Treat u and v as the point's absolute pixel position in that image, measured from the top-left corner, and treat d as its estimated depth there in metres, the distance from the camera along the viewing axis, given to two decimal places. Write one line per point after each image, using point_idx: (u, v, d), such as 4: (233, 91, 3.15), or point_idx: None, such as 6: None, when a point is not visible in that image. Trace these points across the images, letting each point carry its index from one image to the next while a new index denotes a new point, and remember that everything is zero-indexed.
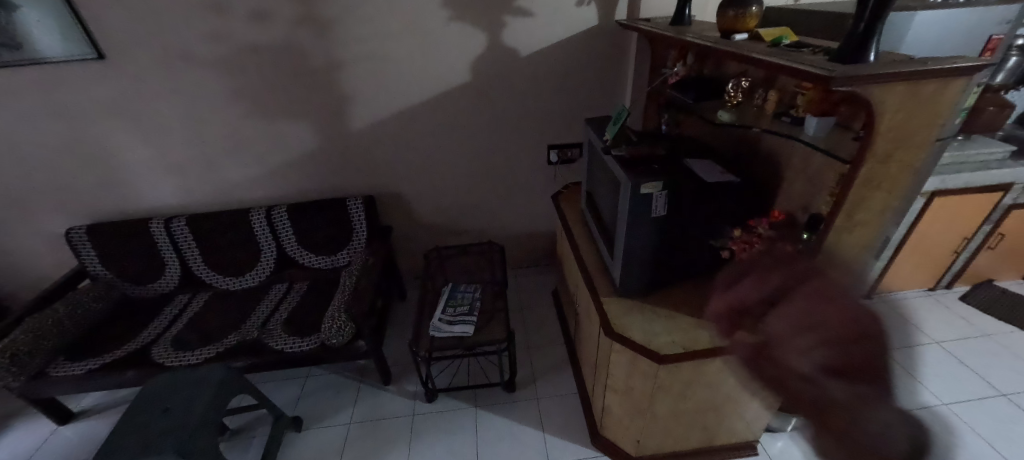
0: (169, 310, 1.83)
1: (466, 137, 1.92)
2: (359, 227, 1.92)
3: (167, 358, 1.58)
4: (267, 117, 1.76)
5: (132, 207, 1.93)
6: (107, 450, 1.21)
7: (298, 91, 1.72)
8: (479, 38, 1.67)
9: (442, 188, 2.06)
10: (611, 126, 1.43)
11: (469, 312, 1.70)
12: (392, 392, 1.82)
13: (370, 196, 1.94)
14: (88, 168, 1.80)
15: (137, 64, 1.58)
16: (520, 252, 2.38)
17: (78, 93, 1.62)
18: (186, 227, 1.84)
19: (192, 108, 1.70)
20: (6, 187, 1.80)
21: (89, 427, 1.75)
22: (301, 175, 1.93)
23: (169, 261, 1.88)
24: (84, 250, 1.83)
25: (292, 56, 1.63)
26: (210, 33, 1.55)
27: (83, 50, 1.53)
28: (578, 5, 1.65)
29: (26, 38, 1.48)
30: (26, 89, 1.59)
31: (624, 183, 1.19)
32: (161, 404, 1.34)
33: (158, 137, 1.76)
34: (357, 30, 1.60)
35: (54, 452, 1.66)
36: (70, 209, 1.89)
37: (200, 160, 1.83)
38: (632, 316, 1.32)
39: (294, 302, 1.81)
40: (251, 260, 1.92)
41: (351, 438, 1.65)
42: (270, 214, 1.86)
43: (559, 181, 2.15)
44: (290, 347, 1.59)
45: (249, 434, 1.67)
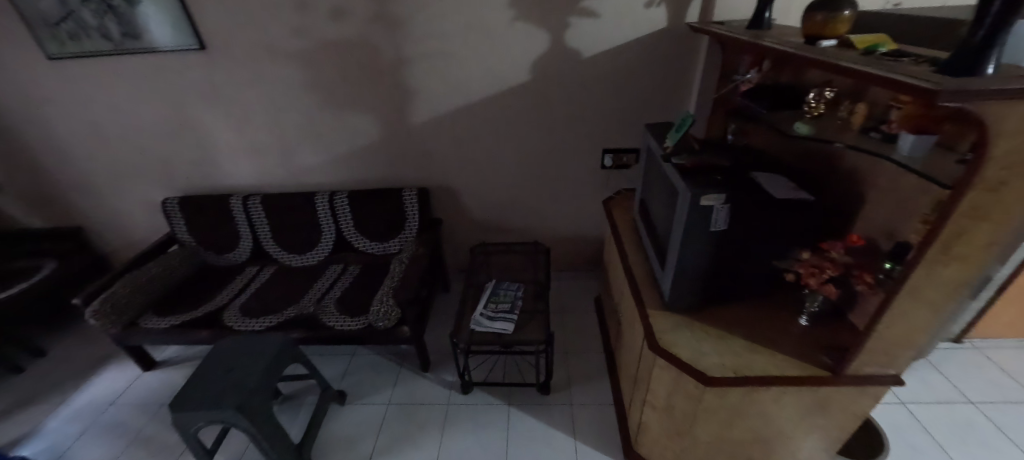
0: (240, 279, 2.00)
1: (520, 136, 1.93)
2: (412, 217, 2.00)
3: (235, 323, 1.74)
4: (337, 108, 1.88)
5: (216, 184, 2.14)
6: (183, 397, 1.36)
7: (367, 85, 1.81)
8: (542, 38, 1.68)
9: (493, 185, 2.09)
10: (672, 133, 1.37)
11: (511, 309, 1.71)
12: (429, 379, 1.88)
13: (424, 189, 2.01)
14: (184, 147, 2.02)
15: (231, 55, 1.75)
16: (565, 255, 2.36)
17: (182, 79, 1.82)
18: (261, 205, 2.01)
19: (273, 96, 1.85)
20: (119, 159, 2.07)
21: (166, 376, 1.97)
22: (362, 164, 2.04)
23: (243, 234, 2.07)
24: (175, 219, 2.06)
25: (364, 52, 1.73)
26: (294, 28, 1.68)
27: (188, 42, 1.71)
28: (647, 6, 1.60)
29: (145, 30, 1.69)
30: (141, 74, 1.81)
31: (683, 193, 1.13)
32: (226, 364, 1.47)
33: (243, 122, 1.93)
34: (426, 28, 1.66)
35: (137, 395, 1.88)
36: (167, 182, 2.14)
37: (276, 145, 2.00)
38: (679, 332, 1.26)
39: (347, 283, 1.92)
40: (313, 240, 2.06)
41: (389, 418, 1.72)
42: (333, 198, 1.99)
43: (610, 186, 2.10)
44: (340, 324, 1.69)
45: (299, 401, 1.80)
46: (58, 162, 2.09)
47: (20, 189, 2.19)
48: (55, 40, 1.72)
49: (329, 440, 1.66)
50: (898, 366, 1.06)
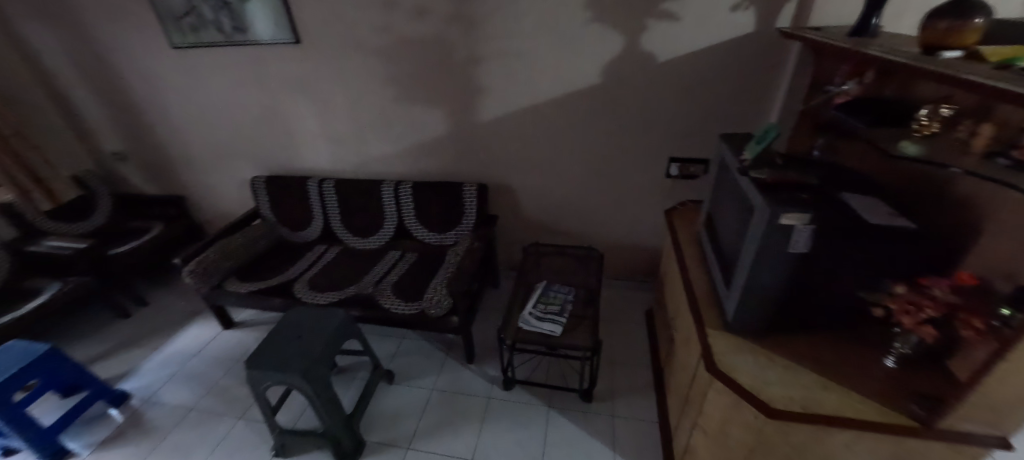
0: (310, 255, 2.17)
1: (583, 139, 1.91)
2: (470, 211, 2.05)
3: (304, 295, 1.89)
4: (409, 102, 1.97)
5: (296, 167, 2.34)
6: (255, 357, 1.50)
7: (439, 81, 1.88)
8: (616, 41, 1.64)
9: (551, 187, 2.09)
10: (752, 144, 1.28)
11: (560, 312, 1.70)
12: (472, 371, 1.92)
13: (484, 185, 2.05)
14: (273, 131, 2.22)
15: (320, 48, 1.90)
16: (618, 263, 2.30)
17: (277, 69, 2.00)
18: (333, 189, 2.17)
19: (353, 89, 1.99)
20: (220, 138, 2.32)
21: (241, 336, 2.18)
22: (427, 157, 2.12)
23: (316, 215, 2.24)
24: (261, 196, 2.27)
25: (440, 49, 1.80)
26: (378, 25, 1.79)
27: (286, 36, 1.88)
28: (734, 9, 1.51)
29: (251, 24, 1.88)
30: (244, 63, 2.02)
31: (760, 210, 1.06)
32: (294, 332, 1.60)
33: (325, 111, 2.09)
34: (500, 27, 1.70)
35: (217, 350, 2.11)
36: (256, 161, 2.36)
37: (351, 134, 2.14)
38: (741, 356, 1.18)
39: (404, 269, 2.01)
40: (377, 225, 2.18)
41: (432, 404, 1.79)
42: (398, 188, 2.09)
43: (674, 196, 2.01)
44: (395, 307, 1.78)
45: (352, 374, 1.92)
46: (172, 138, 2.39)
47: (140, 160, 2.54)
48: (179, 32, 1.97)
49: (376, 416, 1.75)
50: (1008, 428, 0.92)
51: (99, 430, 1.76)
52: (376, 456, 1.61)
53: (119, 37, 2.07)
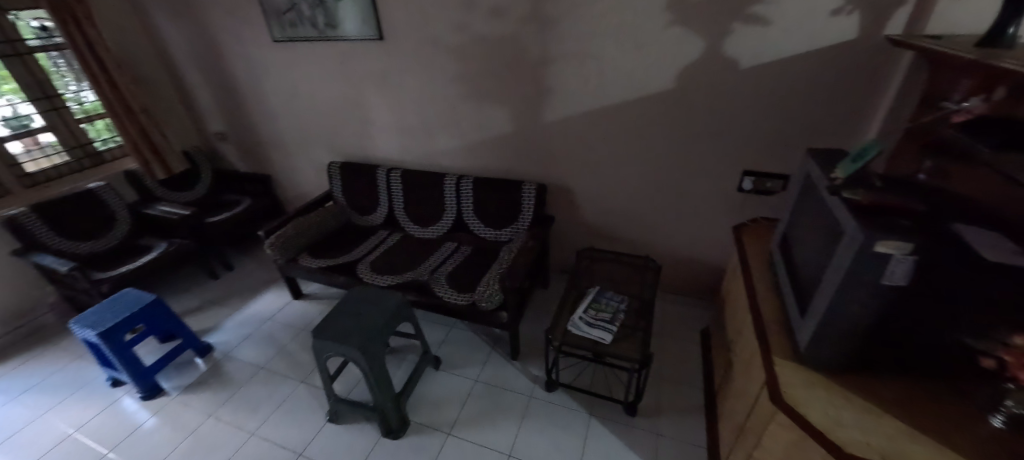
0: (373, 239, 2.31)
1: (649, 145, 1.85)
2: (527, 210, 2.06)
3: (365, 275, 2.01)
4: (478, 99, 2.03)
5: (368, 155, 2.49)
6: (320, 327, 1.62)
7: (509, 80, 1.92)
8: (696, 45, 1.58)
9: (611, 192, 2.05)
10: (846, 162, 1.17)
11: (611, 320, 1.67)
12: (516, 368, 1.94)
13: (543, 185, 2.06)
14: (350, 120, 2.39)
15: (400, 45, 2.01)
16: (675, 276, 2.21)
17: (360, 63, 2.15)
18: (400, 179, 2.29)
19: (427, 84, 2.08)
20: (304, 124, 2.53)
21: (308, 307, 2.37)
22: (489, 154, 2.17)
23: (382, 202, 2.38)
24: (335, 180, 2.45)
25: (513, 49, 1.83)
26: (456, 24, 1.86)
27: (371, 32, 2.01)
28: (835, 14, 1.38)
29: (341, 21, 2.03)
30: (332, 57, 2.19)
31: (850, 234, 0.97)
32: (355, 309, 1.71)
33: (398, 104, 2.21)
34: (575, 28, 1.69)
35: (286, 317, 2.31)
36: (334, 148, 2.55)
37: (420, 127, 2.24)
38: (811, 391, 1.09)
39: (458, 261, 2.08)
40: (436, 216, 2.27)
41: (475, 394, 1.83)
42: (460, 182, 2.16)
43: (745, 211, 1.89)
44: (448, 296, 1.85)
45: (402, 355, 2.02)
46: (264, 122, 2.65)
47: (237, 140, 2.84)
48: (280, 26, 2.18)
49: (422, 399, 1.83)
50: None
51: (186, 375, 2.00)
52: (418, 437, 1.67)
53: (230, 30, 2.33)
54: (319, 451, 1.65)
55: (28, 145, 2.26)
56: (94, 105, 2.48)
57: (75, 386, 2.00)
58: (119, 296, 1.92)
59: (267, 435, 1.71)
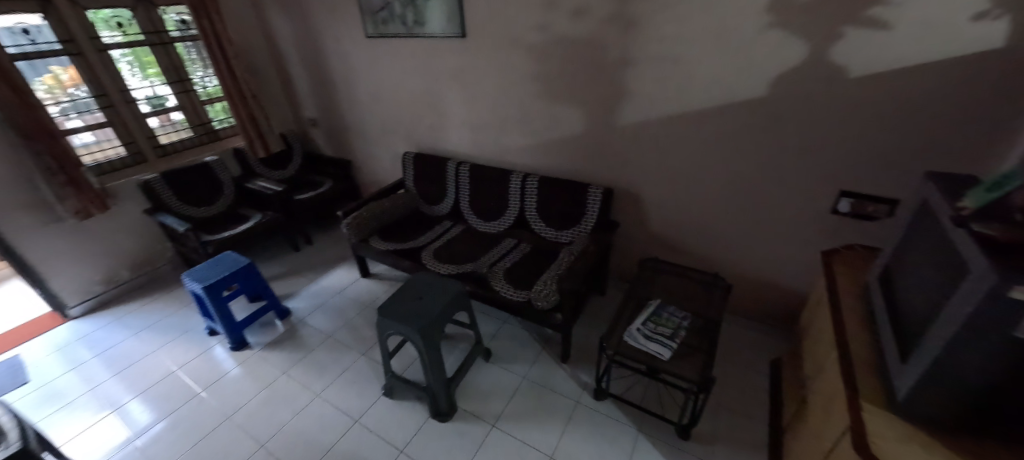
0: (438, 228, 2.41)
1: (731, 156, 1.74)
2: (591, 213, 2.03)
3: (428, 262, 2.11)
4: (552, 99, 2.03)
5: (440, 147, 2.60)
6: (385, 306, 1.72)
7: (585, 81, 1.90)
8: (797, 50, 1.45)
9: (682, 202, 1.96)
10: (980, 189, 0.96)
11: (671, 336, 1.60)
12: (565, 371, 1.92)
13: (610, 190, 2.01)
14: (427, 113, 2.51)
15: (481, 42, 2.06)
16: (746, 298, 2.05)
17: (441, 59, 2.24)
18: (468, 172, 2.37)
19: (503, 82, 2.12)
20: (386, 115, 2.71)
21: (374, 286, 2.54)
22: (558, 154, 2.17)
23: (449, 193, 2.47)
24: (408, 170, 2.59)
25: (593, 49, 1.80)
26: (538, 23, 1.87)
27: (455, 30, 2.09)
28: (979, 18, 1.19)
29: (428, 19, 2.13)
30: (416, 53, 2.31)
31: (977, 275, 0.82)
32: (417, 292, 1.80)
33: (473, 100, 2.28)
34: (661, 30, 1.63)
35: (355, 293, 2.49)
36: (410, 139, 2.70)
37: (492, 124, 2.29)
38: (906, 446, 0.96)
39: (517, 257, 2.10)
40: (499, 212, 2.32)
41: (521, 391, 1.85)
42: (526, 180, 2.18)
43: (837, 236, 1.71)
44: (505, 291, 1.88)
45: (456, 343, 2.09)
46: (351, 111, 2.87)
47: (326, 126, 3.10)
48: (373, 23, 2.34)
49: (470, 387, 1.88)
50: None
51: (267, 334, 2.24)
52: (464, 423, 1.73)
53: (330, 26, 2.55)
54: (374, 421, 1.76)
55: (162, 121, 2.65)
56: (215, 89, 2.84)
57: (180, 330, 2.32)
58: (220, 257, 2.19)
59: (330, 398, 1.87)
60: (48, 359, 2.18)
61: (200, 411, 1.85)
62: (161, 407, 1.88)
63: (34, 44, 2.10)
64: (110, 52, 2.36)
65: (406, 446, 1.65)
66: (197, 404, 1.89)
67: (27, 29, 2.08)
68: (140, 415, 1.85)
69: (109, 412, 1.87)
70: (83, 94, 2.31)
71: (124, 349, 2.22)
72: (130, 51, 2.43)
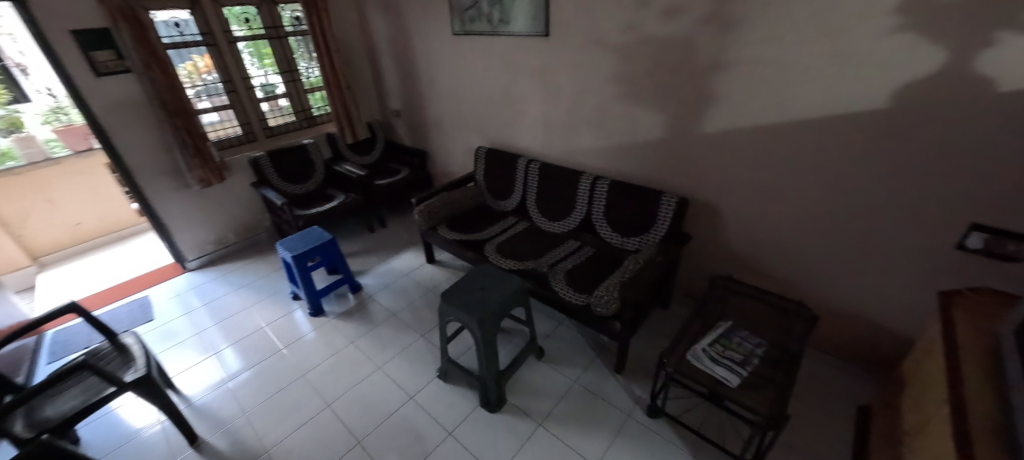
0: (502, 223, 2.46)
1: (833, 174, 1.57)
2: (662, 223, 1.95)
3: (491, 255, 2.16)
4: (631, 102, 1.97)
5: (512, 144, 2.65)
6: (448, 293, 1.79)
7: (669, 84, 1.82)
8: (929, 58, 1.25)
9: (767, 219, 1.80)
10: None
11: (741, 362, 1.50)
12: (618, 382, 1.87)
13: (685, 200, 1.91)
14: (503, 110, 2.57)
15: (564, 42, 2.07)
16: (834, 333, 1.84)
17: (522, 57, 2.28)
18: (538, 171, 2.39)
19: (582, 82, 2.11)
20: (464, 110, 2.81)
21: (437, 272, 2.66)
22: (632, 159, 2.11)
23: (516, 190, 2.51)
24: (479, 164, 2.67)
25: (682, 50, 1.72)
26: (625, 23, 1.83)
27: (539, 29, 2.11)
28: None
29: (514, 18, 2.18)
30: (499, 50, 2.37)
31: None
32: (478, 283, 1.84)
33: (550, 99, 2.29)
34: (762, 32, 1.51)
35: (419, 276, 2.63)
36: (484, 134, 2.78)
37: (567, 124, 2.29)
38: None
39: (579, 260, 2.08)
40: (564, 212, 2.31)
41: (571, 395, 1.83)
42: (596, 183, 2.16)
43: (961, 277, 1.46)
44: (565, 292, 1.87)
45: (510, 337, 2.12)
46: (432, 105, 3.02)
47: (408, 118, 3.30)
48: (461, 21, 2.43)
49: (520, 382, 1.90)
50: None
51: (340, 305, 2.45)
52: (511, 416, 1.75)
53: (420, 23, 2.70)
54: (427, 400, 1.85)
55: (271, 106, 2.99)
56: (317, 80, 3.16)
57: (270, 292, 2.62)
58: (308, 231, 2.42)
59: (389, 372, 1.99)
60: (169, 302, 2.58)
61: (281, 365, 2.08)
62: (249, 357, 2.14)
63: (181, 35, 2.47)
64: (237, 44, 2.70)
65: (454, 429, 1.71)
66: (278, 359, 2.12)
67: (178, 22, 2.45)
68: (232, 362, 2.12)
69: (210, 355, 2.16)
70: (214, 79, 2.67)
71: (225, 302, 2.55)
72: (252, 43, 2.77)
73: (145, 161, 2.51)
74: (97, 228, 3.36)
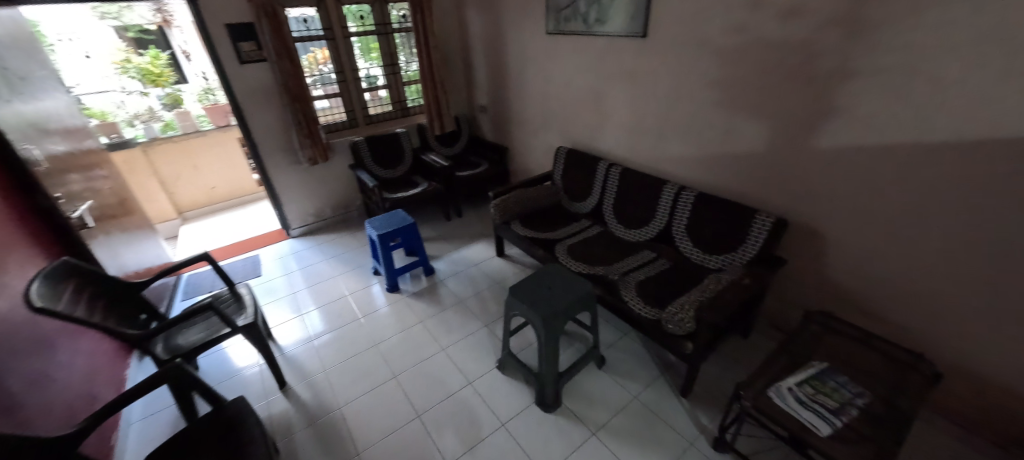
0: (576, 225, 2.44)
1: (982, 209, 1.30)
2: (752, 243, 1.78)
3: (562, 255, 2.16)
4: (731, 109, 1.84)
5: (594, 146, 2.62)
6: (517, 288, 1.82)
7: (779, 92, 1.66)
8: None
9: (886, 254, 1.57)
10: None
11: (835, 410, 1.32)
12: (682, 406, 1.76)
13: (783, 221, 1.73)
14: (589, 112, 2.54)
15: (662, 44, 1.98)
16: (961, 398, 1.54)
17: (616, 58, 2.23)
18: (618, 176, 2.33)
19: (676, 87, 2.01)
20: (549, 109, 2.83)
21: (506, 265, 2.72)
22: (724, 171, 1.97)
23: (593, 193, 2.47)
24: (558, 163, 2.67)
25: (799, 56, 1.56)
26: (734, 24, 1.70)
27: (637, 29, 2.05)
28: None
29: (611, 17, 2.13)
30: (591, 50, 2.34)
31: None
32: (547, 282, 1.84)
33: (640, 103, 2.21)
34: (904, 37, 1.31)
35: (489, 268, 2.71)
36: (566, 134, 2.78)
37: (654, 129, 2.19)
38: None
39: (654, 271, 1.99)
40: (642, 221, 2.22)
41: (629, 410, 1.76)
42: (680, 193, 2.05)
43: None
44: (634, 303, 1.80)
45: (572, 341, 2.10)
46: (517, 102, 3.09)
47: (493, 114, 3.41)
48: (556, 21, 2.45)
49: (577, 387, 1.88)
50: None
51: (414, 285, 2.62)
52: (565, 420, 1.74)
53: (515, 22, 2.77)
54: (484, 388, 1.90)
55: (373, 96, 3.27)
56: (414, 73, 3.39)
57: (355, 265, 2.88)
58: (392, 213, 2.61)
59: (452, 355, 2.08)
60: (274, 262, 2.96)
61: (358, 333, 2.28)
62: (332, 321, 2.37)
63: (307, 30, 2.80)
64: (351, 38, 2.99)
65: (507, 422, 1.74)
66: (356, 327, 2.32)
67: (306, 18, 2.77)
68: (318, 323, 2.37)
69: (301, 314, 2.44)
70: (329, 70, 2.98)
71: (318, 269, 2.86)
72: (363, 38, 3.05)
73: (268, 139, 2.89)
74: (227, 193, 3.96)
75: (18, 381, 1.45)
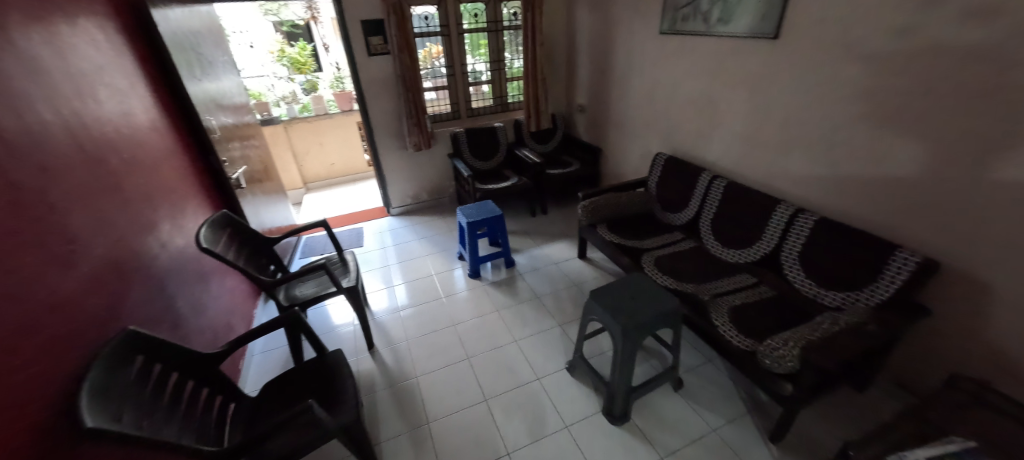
0: (667, 236, 2.32)
1: None
2: (886, 284, 1.51)
3: (648, 266, 2.07)
4: (876, 126, 1.58)
5: (698, 155, 2.45)
6: (597, 292, 1.79)
7: (946, 109, 1.39)
8: None
9: None
10: None
11: None
12: (768, 452, 1.58)
13: (933, 263, 1.44)
14: (697, 118, 2.38)
15: (796, 47, 1.78)
16: None
17: (737, 62, 2.05)
18: (723, 189, 2.16)
19: (808, 96, 1.78)
20: (651, 113, 2.71)
21: (586, 268, 2.69)
22: (857, 196, 1.70)
23: (691, 205, 2.33)
24: (655, 170, 2.56)
25: (981, 66, 1.29)
26: (895, 26, 1.46)
27: (768, 29, 1.85)
28: None
29: (737, 17, 1.96)
30: (709, 53, 2.18)
31: None
32: (630, 291, 1.77)
33: (760, 111, 2.01)
34: None
35: (568, 268, 2.70)
36: (667, 141, 2.64)
37: (774, 142, 1.98)
38: None
39: (753, 298, 1.81)
40: (744, 241, 2.04)
41: (704, 443, 1.63)
42: (796, 216, 1.83)
43: None
44: (725, 329, 1.65)
45: (649, 357, 2.01)
46: (618, 104, 3.01)
47: (590, 114, 3.37)
48: (672, 20, 2.33)
49: (649, 406, 1.79)
50: None
51: (496, 274, 2.72)
52: (631, 437, 1.67)
53: (626, 21, 2.69)
54: (551, 386, 1.91)
55: (476, 91, 3.44)
56: (517, 70, 3.49)
57: (443, 248, 3.08)
58: (482, 203, 2.73)
59: (524, 348, 2.13)
60: (375, 236, 3.29)
61: (439, 311, 2.44)
62: (418, 297, 2.57)
63: (427, 26, 3.03)
64: (464, 35, 3.17)
65: (570, 425, 1.73)
66: (439, 305, 2.49)
67: (427, 15, 3.00)
68: (406, 296, 2.58)
69: (393, 286, 2.69)
70: (441, 64, 3.20)
71: (411, 247, 3.11)
72: (474, 35, 3.21)
73: (382, 124, 3.21)
74: (343, 169, 4.50)
75: (184, 303, 1.82)
